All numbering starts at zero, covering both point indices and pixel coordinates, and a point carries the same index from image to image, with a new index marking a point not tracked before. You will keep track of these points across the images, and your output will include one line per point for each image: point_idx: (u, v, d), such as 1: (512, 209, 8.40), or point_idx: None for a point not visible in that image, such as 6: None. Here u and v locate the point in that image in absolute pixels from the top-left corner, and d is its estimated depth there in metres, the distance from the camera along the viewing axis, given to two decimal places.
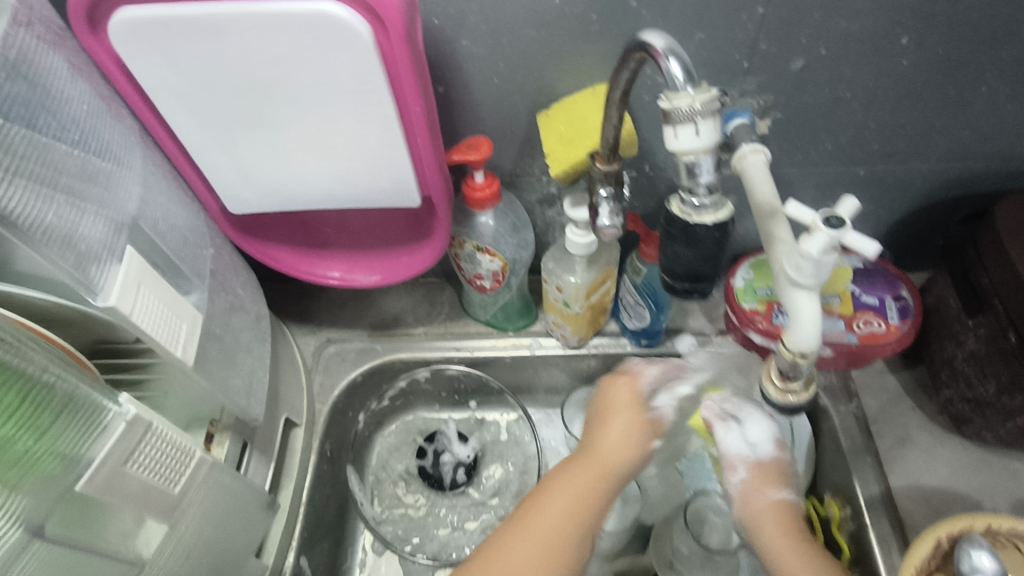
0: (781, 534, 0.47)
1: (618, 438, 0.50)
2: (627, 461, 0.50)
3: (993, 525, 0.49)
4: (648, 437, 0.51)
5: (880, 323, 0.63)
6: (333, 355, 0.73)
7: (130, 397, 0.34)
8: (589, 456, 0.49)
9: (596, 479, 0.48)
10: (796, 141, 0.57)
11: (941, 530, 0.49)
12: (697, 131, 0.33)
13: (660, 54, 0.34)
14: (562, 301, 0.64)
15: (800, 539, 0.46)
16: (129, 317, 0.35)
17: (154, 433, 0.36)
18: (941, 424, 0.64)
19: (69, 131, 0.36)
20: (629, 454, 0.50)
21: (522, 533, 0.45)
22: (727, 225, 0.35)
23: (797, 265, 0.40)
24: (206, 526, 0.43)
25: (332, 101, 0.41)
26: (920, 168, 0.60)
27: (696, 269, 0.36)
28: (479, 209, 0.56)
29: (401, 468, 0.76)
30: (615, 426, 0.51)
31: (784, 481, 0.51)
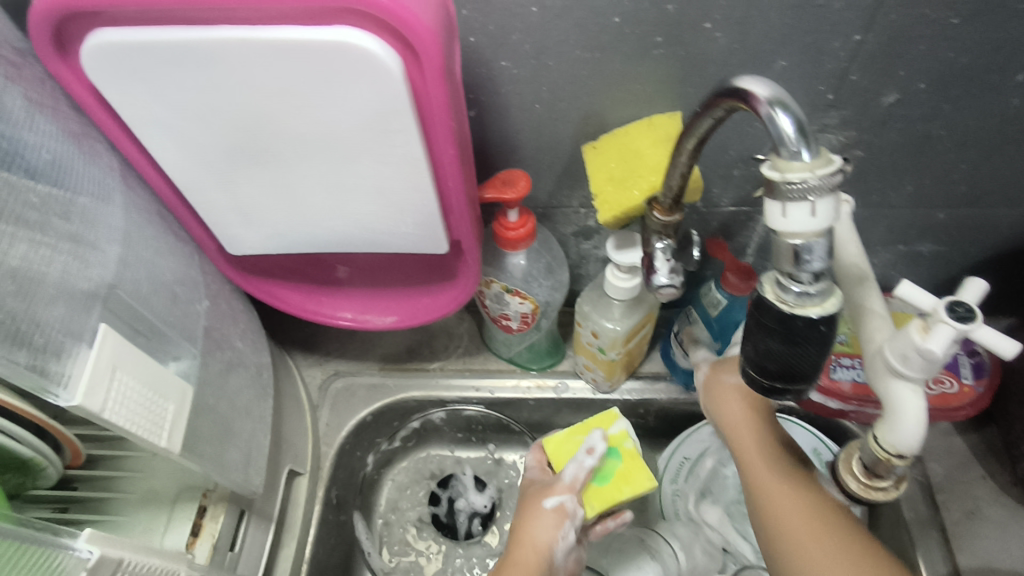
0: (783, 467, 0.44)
1: (536, 533, 0.51)
2: (550, 549, 0.50)
3: None
4: (557, 512, 0.52)
5: (953, 382, 0.57)
6: (341, 390, 0.67)
7: (94, 535, 0.29)
8: (512, 557, 0.50)
9: (527, 564, 0.49)
10: (874, 182, 0.50)
11: None
12: (815, 207, 0.26)
13: (770, 113, 0.27)
14: (597, 346, 0.58)
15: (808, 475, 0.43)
16: (99, 415, 0.29)
17: (126, 570, 0.31)
18: (1015, 496, 0.57)
19: (24, 194, 0.29)
20: (550, 539, 0.51)
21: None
22: (836, 318, 0.29)
23: (903, 356, 0.33)
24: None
25: (347, 139, 0.35)
26: (1012, 213, 0.53)
27: (795, 367, 0.30)
28: (510, 249, 0.49)
29: (412, 514, 0.70)
30: (534, 520, 0.52)
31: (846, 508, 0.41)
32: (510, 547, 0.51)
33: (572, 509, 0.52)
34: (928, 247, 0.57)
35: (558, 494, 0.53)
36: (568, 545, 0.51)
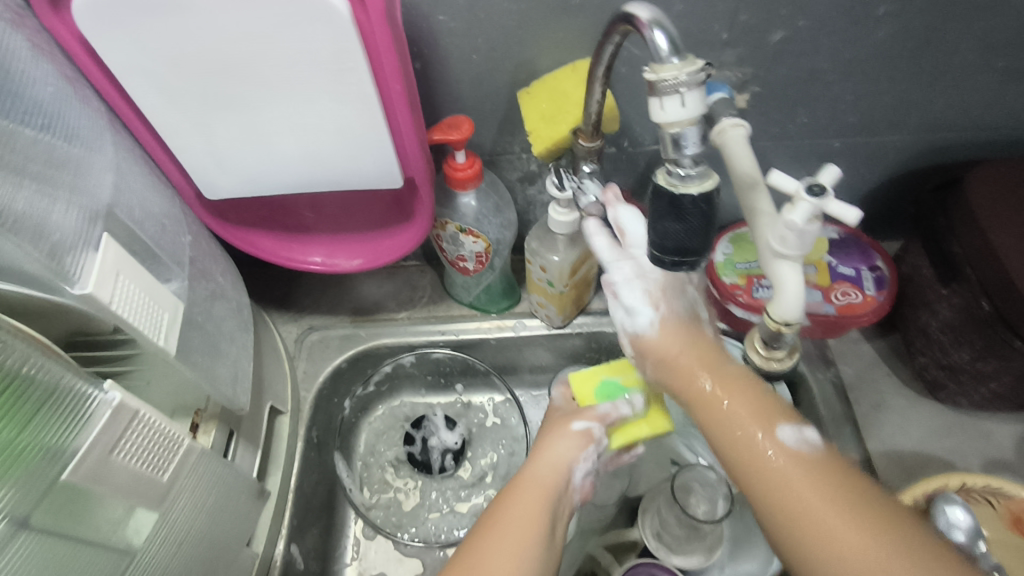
0: (731, 395, 0.43)
1: (556, 451, 0.50)
2: (570, 468, 0.49)
3: (966, 483, 0.55)
4: (582, 435, 0.51)
5: (857, 294, 0.66)
6: (316, 342, 0.73)
7: (115, 384, 0.35)
8: (529, 475, 0.49)
9: (546, 483, 0.48)
10: (774, 115, 0.58)
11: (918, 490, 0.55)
12: (688, 99, 0.33)
13: (650, 31, 0.33)
14: (546, 281, 0.65)
15: (753, 394, 0.43)
16: (108, 306, 0.34)
17: (141, 420, 0.37)
18: (914, 388, 0.66)
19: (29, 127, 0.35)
20: (570, 458, 0.50)
21: (491, 530, 0.44)
22: (713, 196, 0.36)
23: (780, 237, 0.41)
24: (196, 517, 0.43)
25: (308, 80, 0.40)
26: (897, 138, 0.61)
27: (687, 243, 0.37)
28: (460, 189, 0.56)
29: (390, 455, 0.76)
30: (556, 440, 0.51)
31: (793, 420, 0.41)
32: (527, 464, 0.50)
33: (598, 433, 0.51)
34: None
35: (585, 419, 0.52)
36: (590, 467, 0.51)
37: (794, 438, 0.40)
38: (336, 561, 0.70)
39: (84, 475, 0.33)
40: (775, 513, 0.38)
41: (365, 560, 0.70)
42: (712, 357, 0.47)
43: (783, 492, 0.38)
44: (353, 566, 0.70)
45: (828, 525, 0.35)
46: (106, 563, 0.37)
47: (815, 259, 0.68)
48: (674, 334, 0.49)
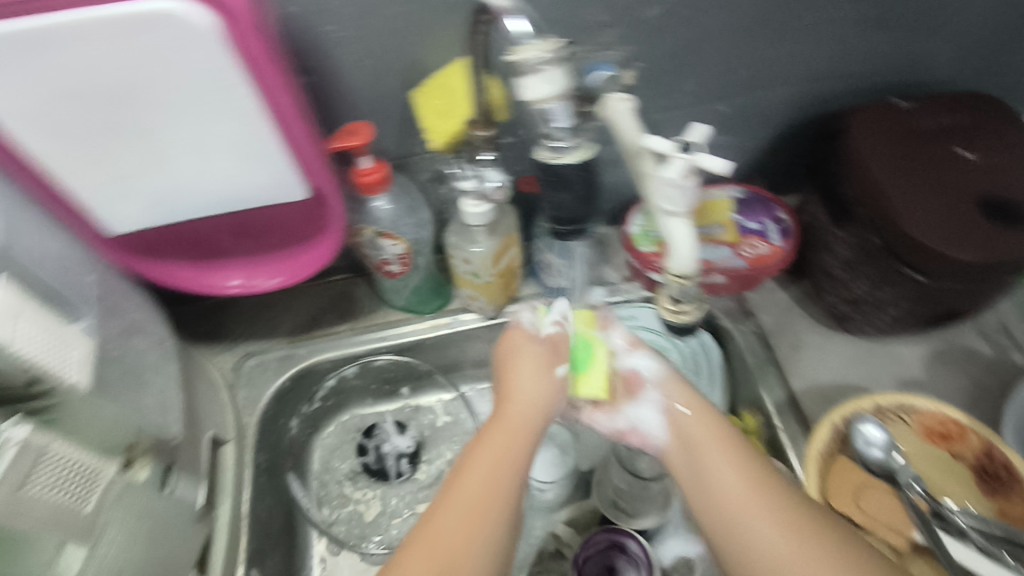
0: (711, 442, 0.47)
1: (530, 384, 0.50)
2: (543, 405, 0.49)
3: (878, 403, 0.60)
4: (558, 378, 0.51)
5: (764, 245, 0.70)
6: (253, 367, 0.72)
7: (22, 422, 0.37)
8: (507, 407, 0.49)
9: (523, 415, 0.48)
10: (660, 86, 0.61)
11: (834, 414, 0.59)
12: (551, 83, 0.36)
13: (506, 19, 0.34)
14: (471, 272, 0.66)
15: (733, 444, 0.47)
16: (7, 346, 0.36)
17: (54, 453, 0.38)
18: (827, 325, 0.72)
19: None
20: (543, 396, 0.50)
21: (470, 471, 0.45)
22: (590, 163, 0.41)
23: (666, 198, 0.44)
24: (134, 547, 0.44)
25: (194, 101, 0.41)
26: (777, 95, 0.65)
27: None
28: (370, 193, 0.57)
29: (345, 469, 0.76)
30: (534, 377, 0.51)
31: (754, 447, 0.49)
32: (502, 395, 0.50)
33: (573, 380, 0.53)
34: (724, 137, 0.69)
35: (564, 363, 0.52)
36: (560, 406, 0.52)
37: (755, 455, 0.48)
38: None
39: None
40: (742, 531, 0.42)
41: None
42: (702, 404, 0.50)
43: (751, 511, 0.42)
44: None
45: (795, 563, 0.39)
46: None
47: (723, 218, 0.71)
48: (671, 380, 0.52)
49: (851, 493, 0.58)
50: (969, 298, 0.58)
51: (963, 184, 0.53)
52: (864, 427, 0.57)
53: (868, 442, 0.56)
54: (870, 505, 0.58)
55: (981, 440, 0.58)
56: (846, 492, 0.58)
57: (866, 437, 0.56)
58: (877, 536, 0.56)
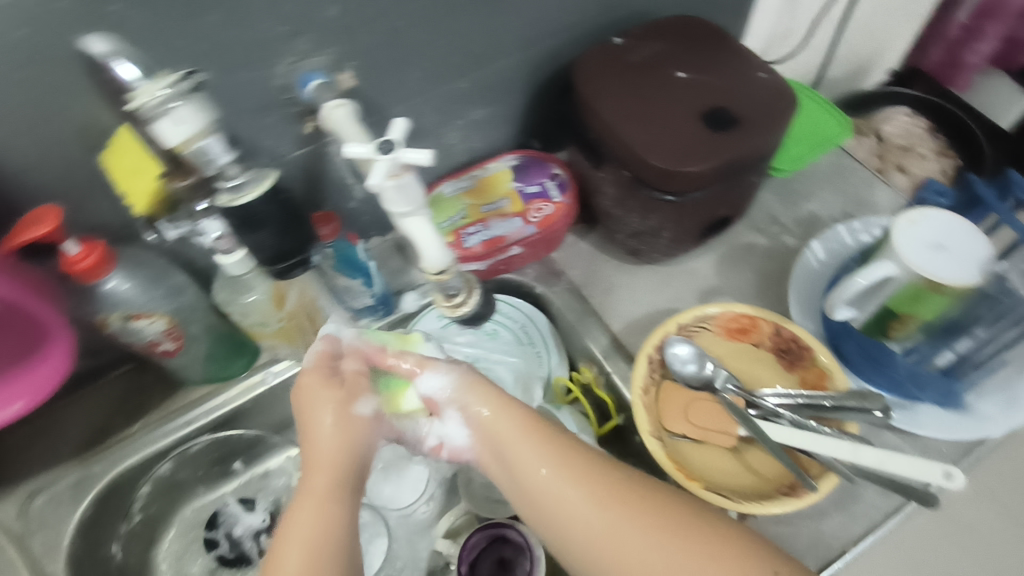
0: (523, 444, 0.50)
1: (328, 424, 0.50)
2: (356, 447, 0.50)
3: (681, 322, 0.63)
4: (367, 418, 0.52)
5: (548, 205, 0.71)
6: (45, 504, 0.62)
7: None
8: (308, 473, 0.48)
9: (331, 466, 0.49)
10: (388, 80, 0.58)
11: (648, 346, 0.62)
12: (184, 125, 0.43)
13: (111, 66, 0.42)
14: (257, 322, 0.62)
15: (544, 439, 0.50)
16: None
17: None
18: (630, 262, 0.75)
19: None
20: (352, 438, 0.51)
21: (291, 537, 0.44)
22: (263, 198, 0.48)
23: (387, 201, 0.42)
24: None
25: None
26: (510, 60, 0.65)
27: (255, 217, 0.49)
28: (94, 278, 0.50)
29: (198, 569, 0.69)
30: (338, 417, 0.51)
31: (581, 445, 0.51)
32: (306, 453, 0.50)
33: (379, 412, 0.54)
34: (479, 111, 0.68)
35: (366, 399, 0.53)
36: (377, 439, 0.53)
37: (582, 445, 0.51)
38: None
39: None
40: (561, 517, 0.47)
41: None
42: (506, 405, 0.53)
43: (568, 503, 0.47)
44: None
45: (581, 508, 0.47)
46: None
47: (504, 191, 0.72)
48: (468, 389, 0.54)
49: (681, 412, 0.61)
50: (727, 197, 0.64)
51: (682, 107, 0.60)
52: (672, 348, 0.62)
53: (682, 360, 0.62)
54: (702, 420, 0.60)
55: (770, 326, 0.63)
56: (676, 413, 0.61)
57: (677, 356, 0.62)
58: (711, 442, 0.60)
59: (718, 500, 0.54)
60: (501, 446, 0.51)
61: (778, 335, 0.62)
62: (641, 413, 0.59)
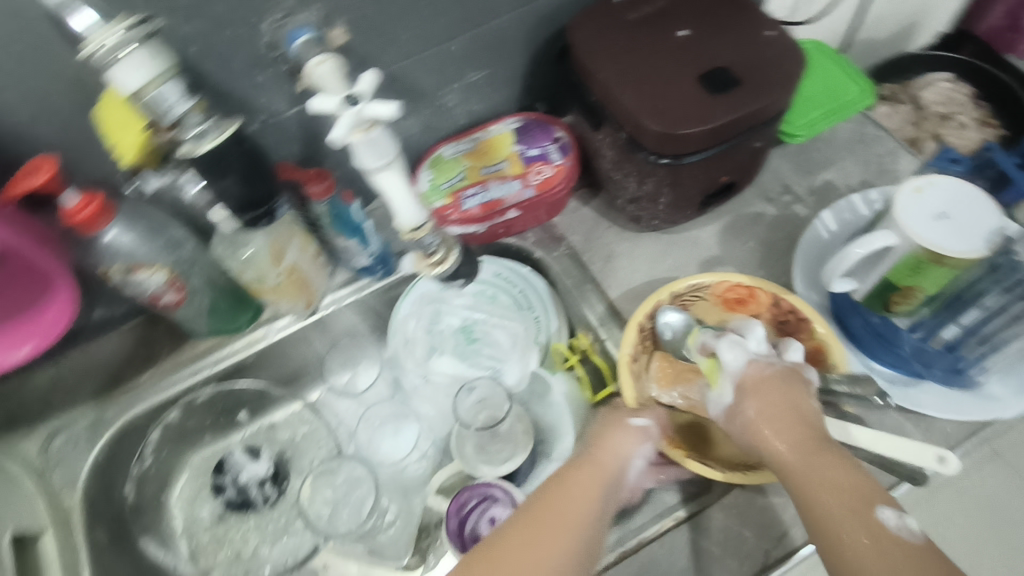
0: (833, 500, 0.41)
1: (617, 443, 0.52)
2: (630, 463, 0.52)
3: (674, 290, 0.62)
4: (642, 433, 0.53)
5: (548, 168, 0.70)
6: (64, 444, 0.67)
7: None
8: (581, 468, 0.50)
9: (589, 483, 0.48)
10: (379, 38, 0.58)
11: (638, 315, 0.61)
12: (144, 72, 0.43)
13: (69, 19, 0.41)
14: (254, 278, 0.63)
15: (824, 448, 0.45)
16: None
17: None
18: (633, 229, 0.73)
19: None
20: (629, 454, 0.52)
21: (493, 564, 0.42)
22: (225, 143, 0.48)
23: (360, 155, 0.42)
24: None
25: None
26: (506, 20, 0.63)
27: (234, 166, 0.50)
28: (93, 229, 0.51)
29: (207, 513, 0.73)
30: (622, 432, 0.53)
31: (892, 502, 0.41)
32: (592, 444, 0.52)
33: (654, 432, 0.54)
34: (477, 72, 0.67)
35: (647, 417, 0.54)
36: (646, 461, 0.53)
37: (894, 518, 0.40)
38: None
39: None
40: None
41: None
42: (813, 417, 0.48)
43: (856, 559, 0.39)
44: None
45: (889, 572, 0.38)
46: None
47: (505, 153, 0.71)
48: (764, 380, 0.50)
49: (675, 378, 0.60)
50: (728, 162, 0.62)
51: (682, 67, 0.58)
52: (664, 316, 0.62)
53: (669, 327, 0.62)
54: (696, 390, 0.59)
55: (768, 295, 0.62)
56: (670, 378, 0.60)
57: (667, 325, 0.62)
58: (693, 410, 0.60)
59: (700, 468, 0.55)
60: (812, 489, 0.43)
61: (776, 306, 0.61)
62: (627, 383, 0.59)
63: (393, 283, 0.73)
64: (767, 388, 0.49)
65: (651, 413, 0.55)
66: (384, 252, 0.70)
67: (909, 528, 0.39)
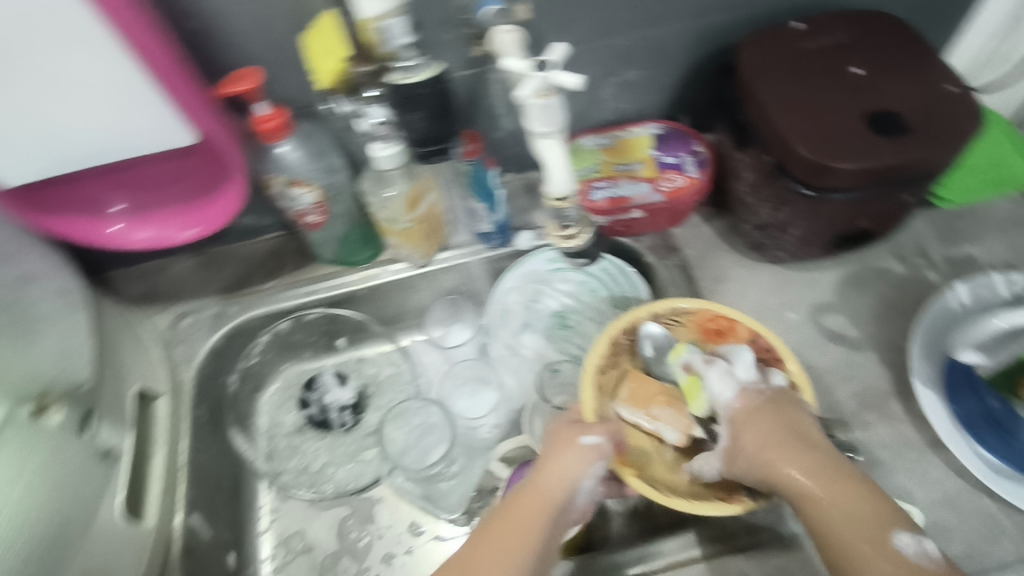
0: (853, 526, 0.44)
1: (563, 464, 0.51)
2: (574, 481, 0.50)
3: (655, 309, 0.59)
4: (593, 451, 0.51)
5: (680, 177, 0.71)
6: (189, 326, 0.74)
7: None
8: (525, 489, 0.50)
9: (532, 506, 0.49)
10: (556, 21, 0.61)
11: (616, 326, 0.58)
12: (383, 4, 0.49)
13: None
14: (388, 218, 0.68)
15: (835, 471, 0.47)
16: None
17: None
18: (751, 257, 0.73)
19: None
20: (578, 474, 0.51)
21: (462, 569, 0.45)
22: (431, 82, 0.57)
23: (532, 119, 0.45)
24: (13, 489, 0.46)
25: (67, 61, 0.43)
26: (676, 27, 0.65)
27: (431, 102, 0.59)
28: (273, 140, 0.57)
29: (290, 422, 0.79)
30: (565, 451, 0.51)
31: (907, 526, 0.43)
32: (536, 469, 0.52)
33: (610, 444, 0.52)
34: (635, 72, 0.69)
35: (597, 433, 0.52)
36: (598, 476, 0.52)
37: (913, 544, 0.42)
38: (249, 531, 0.71)
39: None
40: None
41: (281, 523, 0.73)
42: (813, 437, 0.50)
43: None
44: (270, 531, 0.72)
45: None
46: None
47: (641, 155, 0.73)
48: (757, 409, 0.52)
49: (645, 400, 0.56)
50: (871, 208, 0.60)
51: (848, 103, 0.57)
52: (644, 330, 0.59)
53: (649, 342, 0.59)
54: (664, 414, 0.56)
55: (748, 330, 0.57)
56: (639, 400, 0.56)
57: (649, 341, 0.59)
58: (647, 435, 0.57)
59: (646, 488, 0.50)
60: (829, 517, 0.45)
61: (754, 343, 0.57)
62: (587, 389, 0.55)
63: (505, 255, 0.76)
64: (758, 421, 0.51)
65: (605, 428, 0.53)
66: (505, 223, 0.72)
67: (925, 550, 0.43)
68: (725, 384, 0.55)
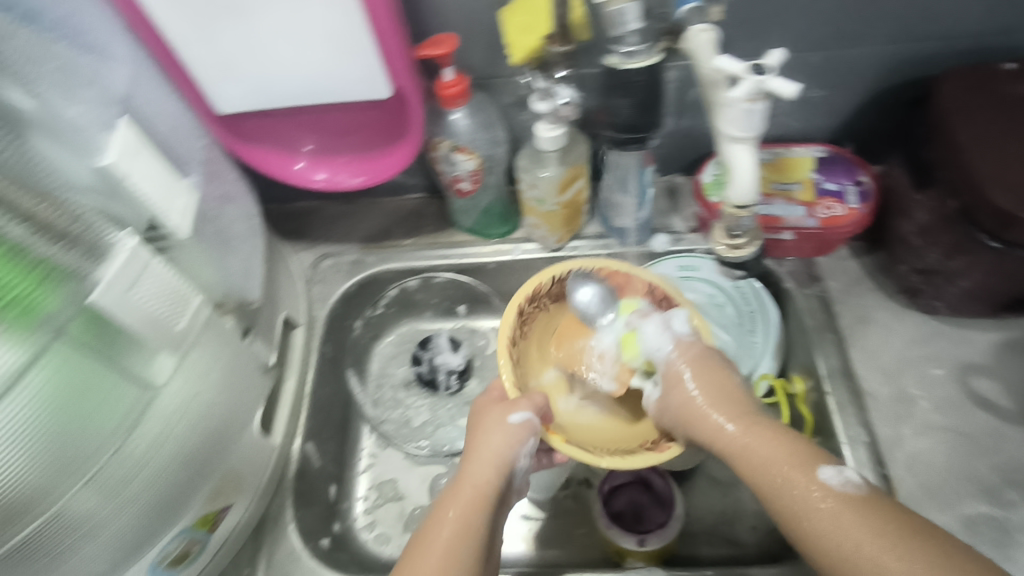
0: (779, 462, 0.44)
1: (489, 445, 0.50)
2: (508, 461, 0.49)
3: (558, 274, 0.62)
4: (526, 427, 0.51)
5: (841, 206, 0.68)
6: (329, 268, 0.79)
7: (132, 235, 0.42)
8: (457, 482, 0.49)
9: (464, 496, 0.47)
10: (748, 29, 0.60)
11: (535, 286, 0.61)
12: None
13: None
14: (537, 199, 0.69)
15: (765, 424, 0.47)
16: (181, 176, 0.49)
17: (154, 268, 0.43)
18: (900, 301, 0.69)
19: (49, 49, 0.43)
20: (510, 453, 0.50)
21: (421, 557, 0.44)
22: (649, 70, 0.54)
23: (735, 125, 0.52)
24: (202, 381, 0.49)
25: (308, 10, 0.47)
26: (870, 51, 0.62)
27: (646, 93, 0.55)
28: (450, 106, 0.60)
29: (400, 375, 0.82)
30: (490, 433, 0.50)
31: (832, 462, 0.43)
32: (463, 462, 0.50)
33: (534, 421, 0.52)
34: (812, 91, 0.67)
35: (523, 410, 0.51)
36: (529, 452, 0.51)
37: (837, 477, 0.42)
38: (349, 469, 0.75)
39: (107, 304, 0.40)
40: (816, 543, 0.40)
41: (378, 468, 0.76)
42: (736, 395, 0.51)
43: (815, 521, 0.41)
44: (367, 473, 0.76)
45: (845, 525, 0.39)
46: (132, 396, 0.44)
47: (802, 177, 0.70)
48: (689, 366, 0.53)
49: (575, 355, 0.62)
50: None
51: None
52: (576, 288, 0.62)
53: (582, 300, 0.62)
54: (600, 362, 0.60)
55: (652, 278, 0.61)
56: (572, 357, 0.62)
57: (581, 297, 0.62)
58: (580, 382, 0.62)
59: (576, 450, 0.52)
60: (757, 460, 0.45)
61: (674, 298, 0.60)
62: (508, 366, 0.56)
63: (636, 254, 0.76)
64: (684, 375, 0.52)
65: (530, 403, 0.52)
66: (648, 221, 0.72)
67: (853, 483, 0.41)
68: (660, 338, 0.56)
